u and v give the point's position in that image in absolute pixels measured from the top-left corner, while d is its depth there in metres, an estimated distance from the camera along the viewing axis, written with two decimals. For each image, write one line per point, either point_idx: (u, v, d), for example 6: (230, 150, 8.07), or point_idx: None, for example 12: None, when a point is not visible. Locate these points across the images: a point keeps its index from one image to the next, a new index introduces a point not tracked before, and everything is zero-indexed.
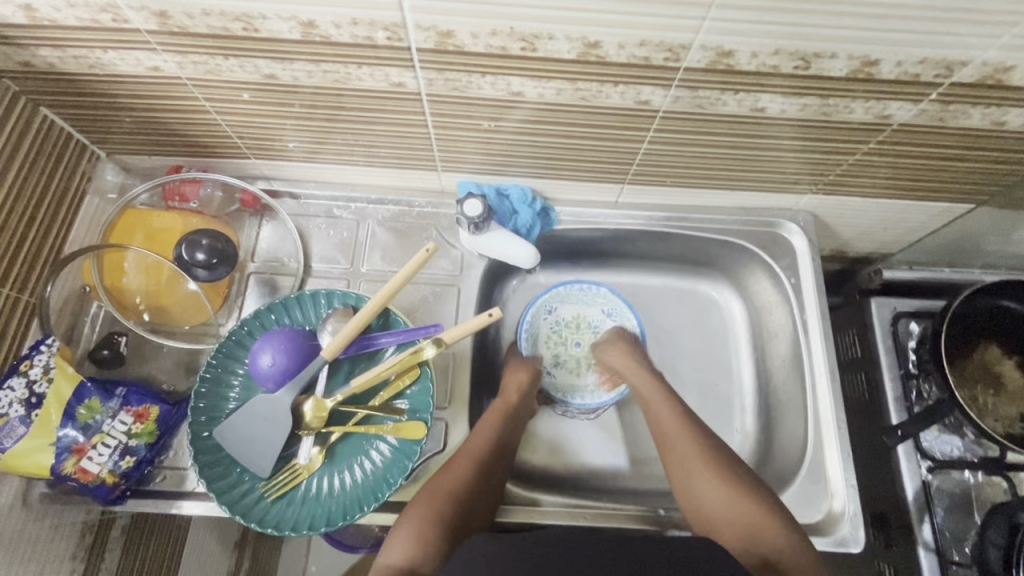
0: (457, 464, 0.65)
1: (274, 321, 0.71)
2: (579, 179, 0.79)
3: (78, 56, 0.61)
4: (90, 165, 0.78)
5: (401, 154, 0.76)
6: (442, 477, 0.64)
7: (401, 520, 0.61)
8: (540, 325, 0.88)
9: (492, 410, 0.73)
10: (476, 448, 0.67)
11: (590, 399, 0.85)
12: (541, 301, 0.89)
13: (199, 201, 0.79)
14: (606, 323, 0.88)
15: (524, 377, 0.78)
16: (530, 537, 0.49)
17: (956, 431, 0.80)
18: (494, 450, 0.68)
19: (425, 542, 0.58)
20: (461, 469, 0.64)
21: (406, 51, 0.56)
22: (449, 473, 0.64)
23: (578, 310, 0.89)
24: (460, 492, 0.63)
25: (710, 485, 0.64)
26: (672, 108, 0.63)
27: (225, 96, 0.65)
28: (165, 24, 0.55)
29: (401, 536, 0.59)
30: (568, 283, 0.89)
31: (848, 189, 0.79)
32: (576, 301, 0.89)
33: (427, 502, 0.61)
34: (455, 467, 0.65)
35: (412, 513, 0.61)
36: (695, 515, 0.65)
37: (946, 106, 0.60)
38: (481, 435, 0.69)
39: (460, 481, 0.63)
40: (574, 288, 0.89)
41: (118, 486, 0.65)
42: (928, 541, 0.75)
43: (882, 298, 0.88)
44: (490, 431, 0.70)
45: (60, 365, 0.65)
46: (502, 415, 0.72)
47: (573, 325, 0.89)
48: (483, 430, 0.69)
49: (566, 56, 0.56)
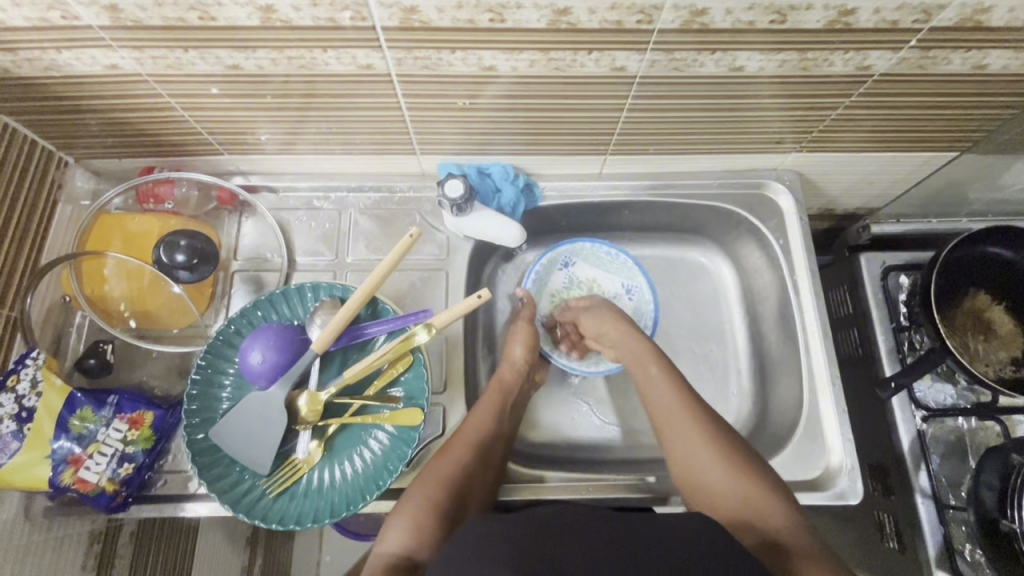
0: (454, 448, 0.65)
1: (261, 318, 0.70)
2: (560, 153, 0.78)
3: (31, 59, 0.58)
4: (59, 172, 0.76)
5: (378, 139, 0.74)
6: (439, 462, 0.64)
7: (398, 506, 0.61)
8: (551, 274, 0.89)
9: (490, 392, 0.73)
10: (474, 433, 0.67)
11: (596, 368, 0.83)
12: (562, 250, 0.88)
13: (175, 200, 0.77)
14: (621, 297, 0.88)
15: (530, 339, 0.79)
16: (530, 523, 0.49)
17: (948, 379, 0.81)
18: (492, 432, 0.68)
19: (422, 529, 0.58)
20: (459, 454, 0.65)
21: (371, 31, 0.54)
22: (446, 458, 0.65)
23: (599, 274, 0.89)
24: (457, 476, 0.63)
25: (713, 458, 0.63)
26: (649, 73, 0.61)
27: (190, 91, 0.63)
28: (117, 18, 0.53)
29: (398, 524, 0.59)
30: (597, 242, 0.88)
31: (833, 144, 0.78)
32: (599, 264, 0.89)
33: (425, 488, 0.62)
34: (453, 452, 0.65)
35: (410, 500, 0.61)
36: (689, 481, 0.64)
37: (927, 53, 0.59)
38: (479, 421, 0.69)
39: (456, 465, 0.64)
40: (600, 252, 0.88)
41: (119, 494, 0.65)
42: (925, 488, 0.76)
43: (871, 253, 0.87)
44: (489, 415, 0.70)
45: (48, 377, 0.65)
46: (502, 397, 0.72)
47: (587, 287, 0.89)
48: (481, 414, 0.70)
49: (537, 25, 0.54)
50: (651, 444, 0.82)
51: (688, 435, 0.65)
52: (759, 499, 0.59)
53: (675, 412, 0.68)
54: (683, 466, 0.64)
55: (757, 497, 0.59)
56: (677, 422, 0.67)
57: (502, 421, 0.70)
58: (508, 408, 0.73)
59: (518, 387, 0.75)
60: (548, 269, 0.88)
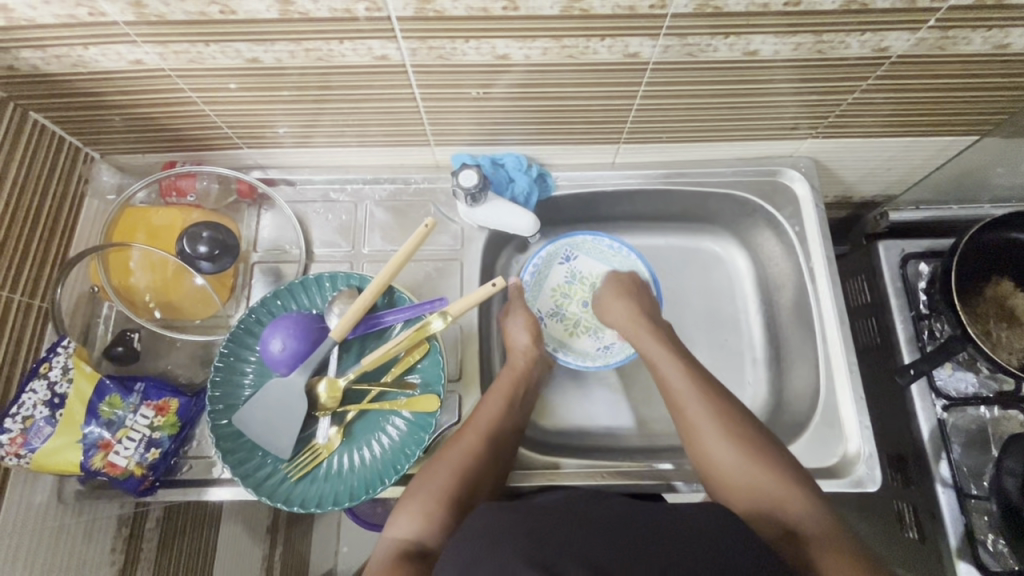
0: (465, 437, 0.66)
1: (281, 307, 0.72)
2: (573, 143, 0.79)
3: (59, 56, 0.60)
4: (86, 167, 0.78)
5: (393, 132, 0.75)
6: (449, 452, 0.65)
7: (409, 496, 0.62)
8: (553, 269, 0.88)
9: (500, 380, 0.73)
10: (484, 421, 0.67)
11: (570, 358, 0.84)
12: (563, 243, 0.88)
13: (196, 194, 0.79)
14: None
15: (531, 325, 0.79)
16: (547, 514, 0.49)
17: (970, 367, 0.80)
18: (503, 422, 0.69)
19: (431, 517, 0.59)
20: (468, 442, 0.65)
21: (386, 22, 0.55)
22: (456, 447, 0.65)
23: (601, 267, 0.88)
24: (468, 465, 0.64)
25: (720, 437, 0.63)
26: (662, 59, 0.61)
27: (212, 85, 0.65)
28: (142, 14, 0.55)
29: (408, 511, 0.60)
30: (598, 236, 0.88)
31: (850, 130, 0.77)
32: (601, 258, 0.88)
33: (436, 477, 0.63)
34: (463, 442, 0.65)
35: (420, 489, 0.62)
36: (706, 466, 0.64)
37: (946, 32, 0.58)
38: (488, 410, 0.69)
39: (467, 455, 0.64)
40: (603, 245, 0.88)
41: (147, 478, 0.67)
42: (945, 477, 0.75)
43: (889, 241, 0.86)
44: (498, 402, 0.70)
45: (78, 365, 0.67)
46: (512, 384, 0.73)
47: (589, 282, 0.88)
48: (491, 403, 0.70)
49: (550, 12, 0.54)
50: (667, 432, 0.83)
51: (703, 420, 0.65)
52: (774, 493, 0.59)
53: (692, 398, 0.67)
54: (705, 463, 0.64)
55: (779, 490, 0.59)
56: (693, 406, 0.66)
57: (514, 408, 0.71)
58: (520, 396, 0.73)
59: (529, 375, 0.75)
60: (547, 263, 0.88)
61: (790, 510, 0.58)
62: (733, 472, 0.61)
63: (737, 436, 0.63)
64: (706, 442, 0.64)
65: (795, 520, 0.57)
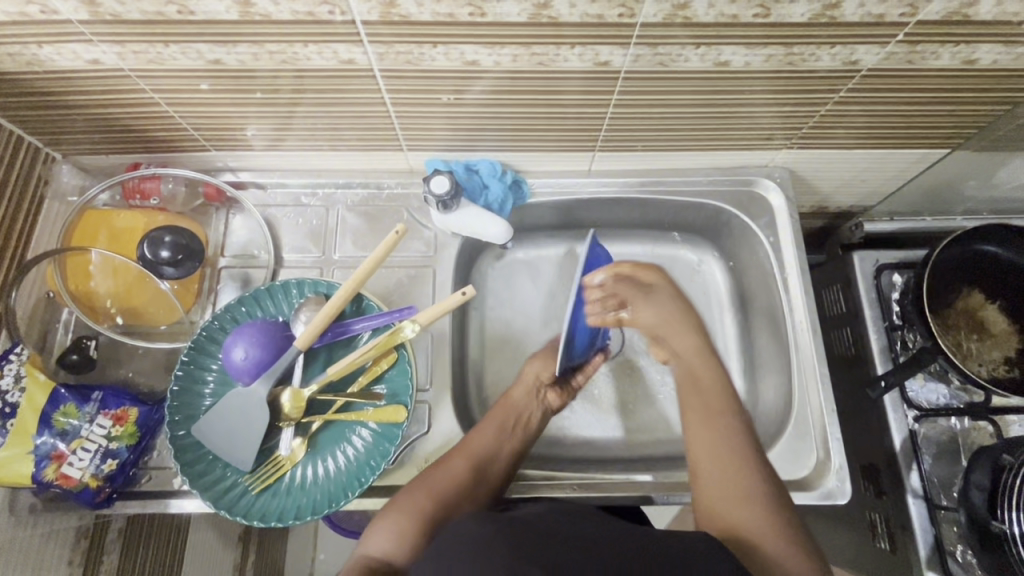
0: (452, 457, 0.63)
1: (245, 314, 0.70)
2: (549, 149, 0.78)
3: (11, 54, 0.58)
4: (45, 168, 0.76)
5: (364, 135, 0.74)
6: (436, 471, 0.61)
7: (388, 509, 0.58)
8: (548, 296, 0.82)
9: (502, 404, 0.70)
10: (478, 444, 0.64)
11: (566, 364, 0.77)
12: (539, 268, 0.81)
13: (160, 197, 0.77)
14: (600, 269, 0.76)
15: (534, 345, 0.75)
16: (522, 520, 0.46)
17: (942, 379, 0.81)
18: (495, 449, 0.65)
19: (406, 534, 0.55)
20: (456, 465, 0.62)
21: (352, 26, 0.54)
22: (442, 468, 0.61)
23: None
24: (451, 488, 0.60)
25: (729, 451, 0.59)
26: (633, 68, 0.61)
27: (174, 86, 0.63)
28: (96, 13, 0.53)
29: (384, 526, 0.56)
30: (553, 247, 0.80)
31: (823, 141, 0.77)
32: None
33: (417, 492, 0.59)
34: (451, 464, 0.62)
35: (399, 505, 0.58)
36: (703, 477, 0.58)
37: (914, 47, 0.58)
38: (483, 433, 0.65)
39: (453, 479, 0.60)
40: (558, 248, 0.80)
41: (102, 490, 0.65)
42: (916, 489, 0.76)
43: (864, 252, 0.87)
44: (494, 425, 0.67)
45: (31, 373, 0.65)
46: (510, 408, 0.69)
47: None
48: (487, 427, 0.66)
49: (517, 19, 0.53)
50: (642, 442, 0.83)
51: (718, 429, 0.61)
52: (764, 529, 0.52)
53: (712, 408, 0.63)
54: (702, 472, 0.58)
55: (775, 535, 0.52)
56: (709, 405, 0.63)
57: (511, 432, 0.67)
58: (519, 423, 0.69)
59: (529, 404, 0.71)
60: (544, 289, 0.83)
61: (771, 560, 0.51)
62: (726, 494, 0.55)
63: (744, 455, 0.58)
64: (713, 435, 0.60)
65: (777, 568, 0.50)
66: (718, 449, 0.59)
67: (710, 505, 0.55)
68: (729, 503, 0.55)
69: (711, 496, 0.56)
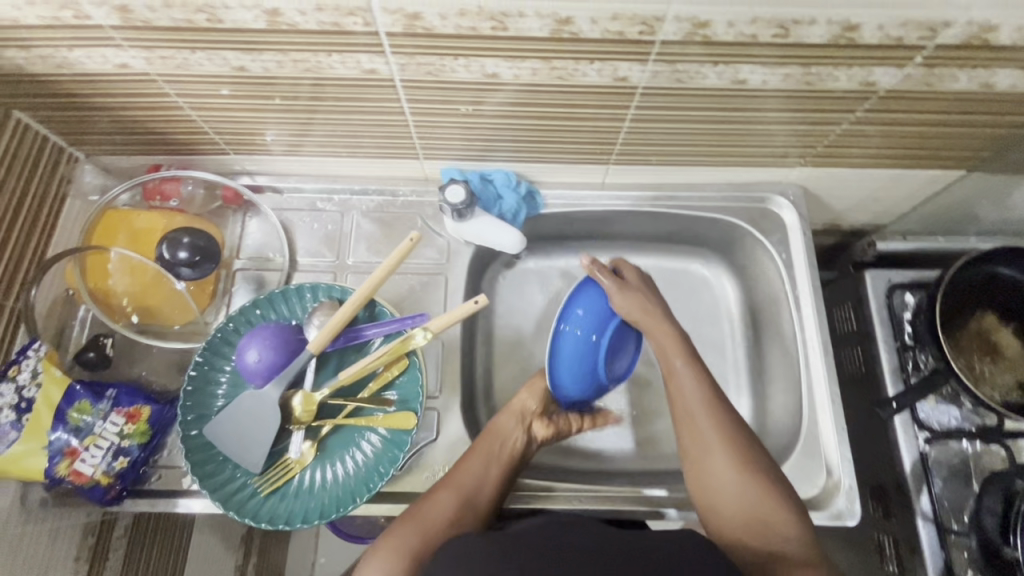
0: (440, 491, 0.62)
1: (259, 317, 0.71)
2: (564, 161, 0.78)
3: (43, 56, 0.59)
4: (69, 167, 0.77)
5: (382, 143, 0.75)
6: (424, 505, 0.60)
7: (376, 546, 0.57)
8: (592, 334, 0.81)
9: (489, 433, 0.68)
10: (465, 477, 0.63)
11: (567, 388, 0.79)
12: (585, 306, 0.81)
13: (180, 199, 0.79)
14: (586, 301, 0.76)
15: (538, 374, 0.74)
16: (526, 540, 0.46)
17: (954, 401, 0.80)
18: (484, 483, 0.64)
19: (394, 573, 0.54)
20: (444, 499, 0.61)
21: (376, 37, 0.55)
22: (430, 502, 0.60)
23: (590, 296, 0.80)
24: (442, 529, 0.58)
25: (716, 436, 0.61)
26: (652, 84, 0.61)
27: (197, 91, 0.64)
28: (127, 19, 0.54)
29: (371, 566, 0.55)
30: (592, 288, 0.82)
31: (838, 160, 0.77)
32: None
33: (405, 528, 0.58)
34: (439, 498, 0.61)
35: (386, 542, 0.57)
36: (697, 465, 0.61)
37: (932, 70, 0.58)
38: (471, 466, 0.64)
39: (442, 513, 0.59)
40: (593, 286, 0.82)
41: (113, 487, 0.65)
42: (926, 511, 0.75)
43: (876, 270, 0.86)
44: (482, 458, 0.65)
45: (48, 369, 0.66)
46: (498, 439, 0.68)
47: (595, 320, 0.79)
48: (475, 459, 0.65)
49: (539, 34, 0.54)
50: (649, 455, 0.82)
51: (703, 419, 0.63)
52: (762, 504, 0.57)
53: (695, 407, 0.64)
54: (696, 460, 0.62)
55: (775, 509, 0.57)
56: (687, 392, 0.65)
57: (499, 464, 0.66)
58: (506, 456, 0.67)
59: (516, 435, 0.69)
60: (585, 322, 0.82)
61: (776, 531, 0.55)
62: (721, 475, 0.59)
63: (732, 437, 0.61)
64: (698, 422, 0.63)
65: (783, 541, 0.55)
66: (708, 434, 0.62)
67: (706, 488, 0.60)
68: (727, 484, 0.59)
69: (707, 483, 0.60)
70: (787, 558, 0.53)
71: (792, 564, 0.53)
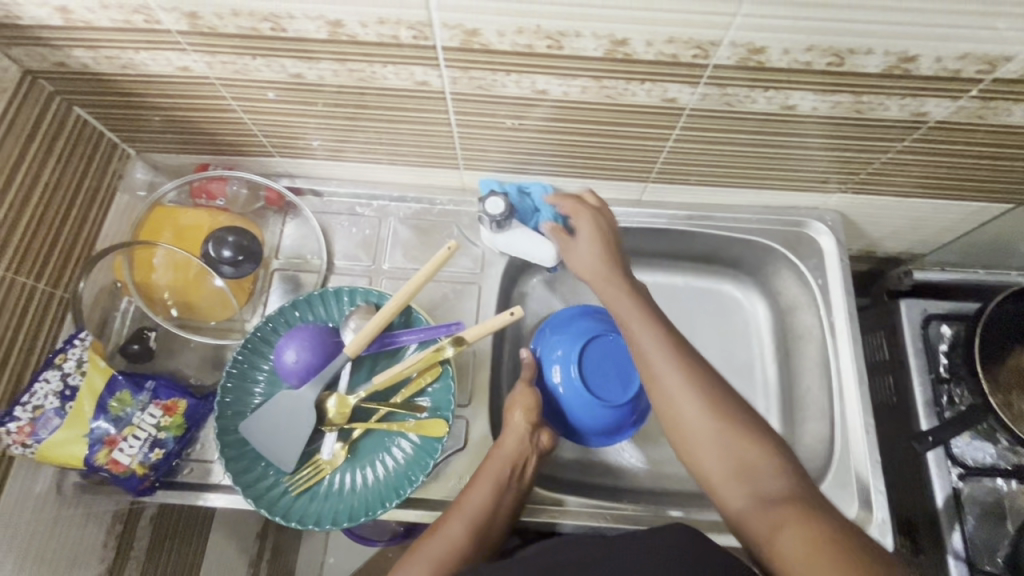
0: (449, 521, 0.60)
1: (298, 317, 0.72)
2: (602, 177, 0.79)
3: (110, 57, 0.62)
4: (121, 163, 0.79)
5: (424, 152, 0.76)
6: (433, 538, 0.59)
7: None
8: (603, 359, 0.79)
9: (496, 455, 0.66)
10: (474, 504, 0.61)
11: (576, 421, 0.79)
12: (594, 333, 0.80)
13: (225, 198, 0.80)
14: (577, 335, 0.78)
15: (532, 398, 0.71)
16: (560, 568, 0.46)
17: (989, 438, 0.78)
18: (495, 509, 0.62)
19: None
20: (454, 530, 0.59)
21: (431, 50, 0.56)
22: (439, 533, 0.59)
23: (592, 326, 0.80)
24: (452, 559, 0.57)
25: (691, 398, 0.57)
26: (699, 106, 0.62)
27: (250, 94, 0.66)
28: (195, 25, 0.56)
29: None
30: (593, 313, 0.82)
31: (880, 188, 0.77)
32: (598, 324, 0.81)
33: (414, 564, 0.57)
34: (449, 528, 0.60)
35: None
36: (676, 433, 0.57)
37: (987, 103, 0.58)
38: (480, 492, 0.62)
39: (451, 545, 0.58)
40: None
41: (147, 478, 0.67)
42: (958, 550, 0.73)
43: (911, 300, 0.85)
44: (491, 482, 0.63)
45: (93, 359, 0.67)
46: (507, 463, 0.65)
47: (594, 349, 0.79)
48: (482, 484, 0.63)
49: (593, 54, 0.55)
50: (674, 475, 0.81)
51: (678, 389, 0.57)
52: (745, 450, 0.53)
53: (669, 378, 0.58)
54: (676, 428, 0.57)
55: (756, 452, 0.53)
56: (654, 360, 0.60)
57: (508, 489, 0.64)
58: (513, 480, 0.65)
59: (523, 455, 0.66)
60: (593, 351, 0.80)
61: (759, 470, 0.52)
62: (699, 432, 0.56)
63: (711, 399, 0.56)
64: (674, 397, 0.57)
65: (769, 483, 0.51)
66: (688, 402, 0.56)
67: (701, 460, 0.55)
68: (703, 440, 0.55)
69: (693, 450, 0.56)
70: (773, 498, 0.50)
71: (777, 504, 0.49)
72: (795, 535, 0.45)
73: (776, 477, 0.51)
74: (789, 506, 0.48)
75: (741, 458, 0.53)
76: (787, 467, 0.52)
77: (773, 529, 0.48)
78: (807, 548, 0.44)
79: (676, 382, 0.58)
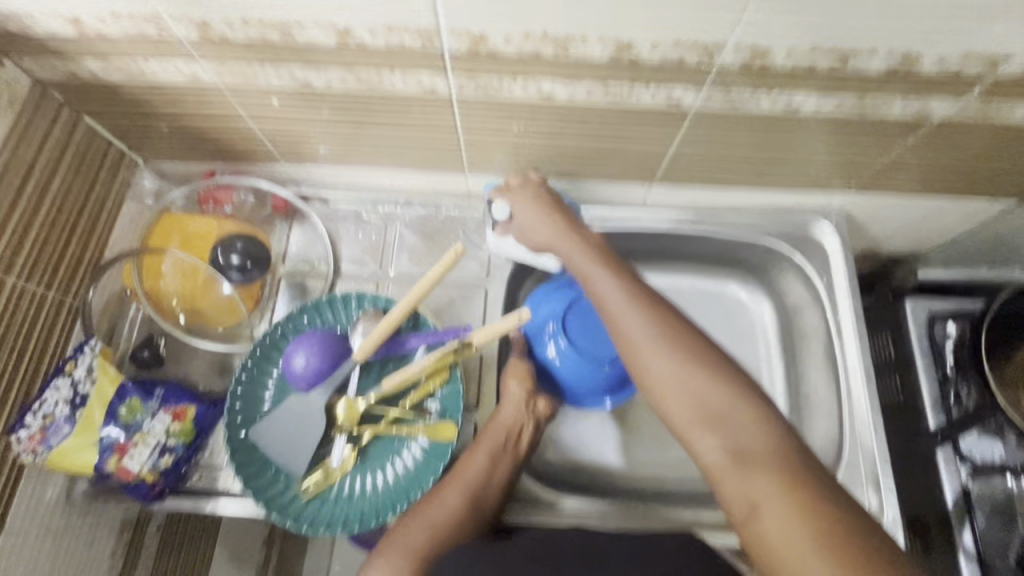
0: (445, 489, 0.61)
1: (306, 323, 0.72)
2: (607, 180, 0.79)
3: (120, 67, 0.63)
4: (130, 172, 0.80)
5: (430, 157, 0.76)
6: (430, 506, 0.60)
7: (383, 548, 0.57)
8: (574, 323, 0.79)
9: (494, 425, 0.67)
10: (470, 475, 0.62)
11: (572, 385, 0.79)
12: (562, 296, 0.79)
13: (232, 205, 0.81)
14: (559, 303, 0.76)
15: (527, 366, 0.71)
16: None
17: (998, 435, 0.77)
18: (490, 479, 0.63)
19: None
20: (450, 497, 0.60)
21: (438, 56, 0.57)
22: (436, 503, 0.60)
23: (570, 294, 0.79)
24: (449, 527, 0.58)
25: (662, 358, 0.53)
26: (704, 108, 0.62)
27: (256, 101, 0.67)
28: (205, 34, 0.57)
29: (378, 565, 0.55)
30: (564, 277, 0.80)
31: (883, 187, 0.77)
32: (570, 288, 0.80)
33: (410, 529, 0.58)
34: (445, 495, 0.61)
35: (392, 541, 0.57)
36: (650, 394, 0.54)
37: (989, 102, 0.58)
38: (475, 462, 0.63)
39: (448, 513, 0.59)
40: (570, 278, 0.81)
41: (156, 485, 0.66)
42: (968, 549, 0.73)
43: (917, 299, 0.85)
44: (487, 452, 0.64)
45: (102, 365, 0.68)
46: (505, 432, 0.66)
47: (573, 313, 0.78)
48: (478, 455, 0.64)
49: (600, 58, 0.56)
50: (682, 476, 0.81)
51: (651, 352, 0.54)
52: (723, 403, 0.50)
53: (642, 340, 0.54)
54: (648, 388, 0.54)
55: (734, 405, 0.50)
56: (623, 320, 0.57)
57: (502, 461, 0.65)
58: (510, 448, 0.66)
59: (520, 427, 0.67)
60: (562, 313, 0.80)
61: (735, 421, 0.49)
62: (670, 389, 0.52)
63: (690, 354, 0.53)
64: (651, 356, 0.53)
65: (745, 436, 0.48)
66: (657, 359, 0.53)
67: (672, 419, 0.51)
68: (677, 397, 0.52)
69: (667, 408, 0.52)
70: (747, 455, 0.47)
71: (750, 463, 0.47)
72: (775, 512, 0.44)
73: (754, 430, 0.48)
74: (764, 467, 0.46)
75: (717, 410, 0.50)
76: (766, 421, 0.49)
77: (751, 492, 0.46)
78: (785, 518, 0.43)
79: (652, 344, 0.54)
